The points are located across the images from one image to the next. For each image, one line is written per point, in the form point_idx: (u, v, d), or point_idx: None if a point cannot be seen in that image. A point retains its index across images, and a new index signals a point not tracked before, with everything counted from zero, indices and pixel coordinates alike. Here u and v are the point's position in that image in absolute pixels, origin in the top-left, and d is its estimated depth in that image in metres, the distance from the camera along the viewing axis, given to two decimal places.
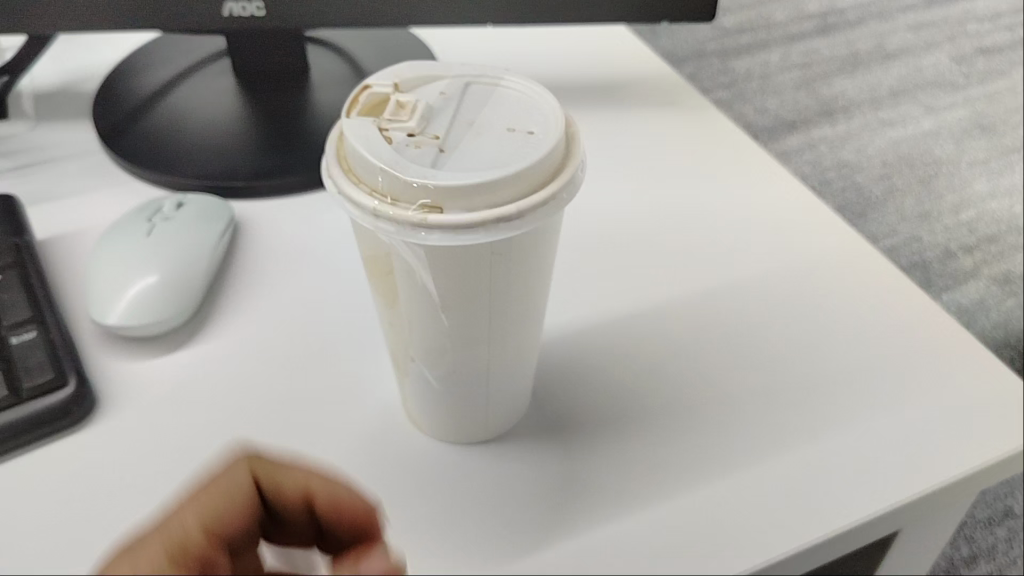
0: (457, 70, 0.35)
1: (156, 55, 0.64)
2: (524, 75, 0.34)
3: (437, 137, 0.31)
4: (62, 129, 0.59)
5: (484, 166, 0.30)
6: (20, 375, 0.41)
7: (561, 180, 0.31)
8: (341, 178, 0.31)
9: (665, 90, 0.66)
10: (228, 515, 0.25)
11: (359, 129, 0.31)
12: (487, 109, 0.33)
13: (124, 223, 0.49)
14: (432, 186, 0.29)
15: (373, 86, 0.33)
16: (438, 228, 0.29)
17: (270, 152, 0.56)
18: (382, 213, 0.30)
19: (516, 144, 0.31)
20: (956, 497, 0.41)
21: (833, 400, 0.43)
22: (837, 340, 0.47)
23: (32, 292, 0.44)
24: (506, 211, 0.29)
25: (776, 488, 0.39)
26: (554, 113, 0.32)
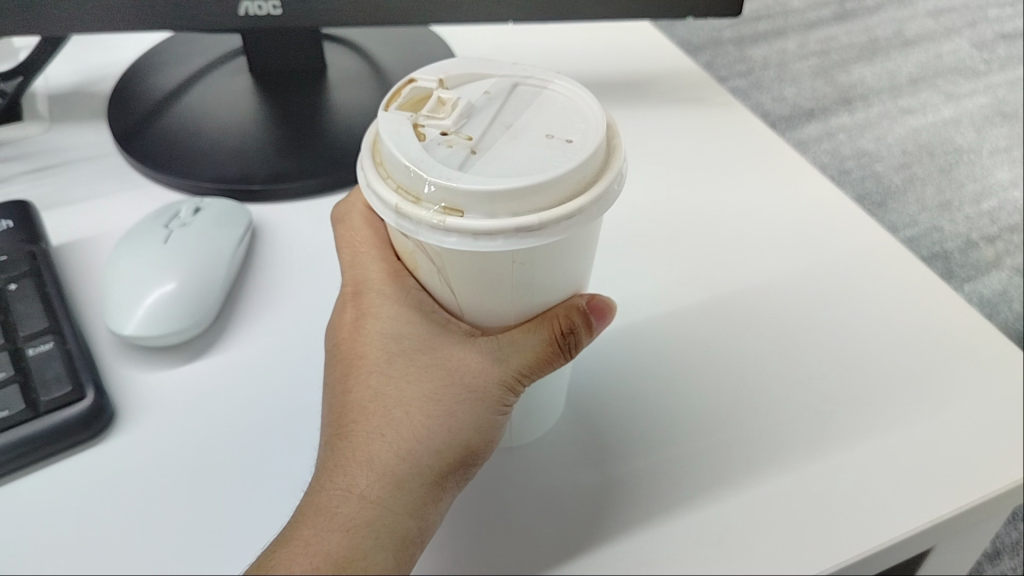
0: (506, 69, 0.34)
1: (171, 55, 0.64)
2: (573, 79, 0.33)
3: (471, 137, 0.30)
4: (77, 131, 0.58)
5: (511, 172, 0.28)
6: (37, 388, 0.40)
7: (594, 192, 0.29)
8: (369, 172, 0.31)
9: (685, 87, 0.65)
10: (361, 233, 0.40)
11: (389, 123, 0.30)
12: (530, 113, 0.31)
13: (141, 230, 0.49)
14: (452, 189, 0.28)
15: (417, 81, 0.33)
16: (457, 231, 0.28)
17: (288, 153, 0.55)
18: (402, 211, 0.29)
19: (551, 151, 0.29)
20: (995, 510, 0.40)
21: (866, 408, 0.42)
22: (868, 345, 0.45)
23: (49, 304, 0.44)
24: (527, 221, 0.28)
25: (811, 502, 0.38)
26: (596, 122, 0.30)
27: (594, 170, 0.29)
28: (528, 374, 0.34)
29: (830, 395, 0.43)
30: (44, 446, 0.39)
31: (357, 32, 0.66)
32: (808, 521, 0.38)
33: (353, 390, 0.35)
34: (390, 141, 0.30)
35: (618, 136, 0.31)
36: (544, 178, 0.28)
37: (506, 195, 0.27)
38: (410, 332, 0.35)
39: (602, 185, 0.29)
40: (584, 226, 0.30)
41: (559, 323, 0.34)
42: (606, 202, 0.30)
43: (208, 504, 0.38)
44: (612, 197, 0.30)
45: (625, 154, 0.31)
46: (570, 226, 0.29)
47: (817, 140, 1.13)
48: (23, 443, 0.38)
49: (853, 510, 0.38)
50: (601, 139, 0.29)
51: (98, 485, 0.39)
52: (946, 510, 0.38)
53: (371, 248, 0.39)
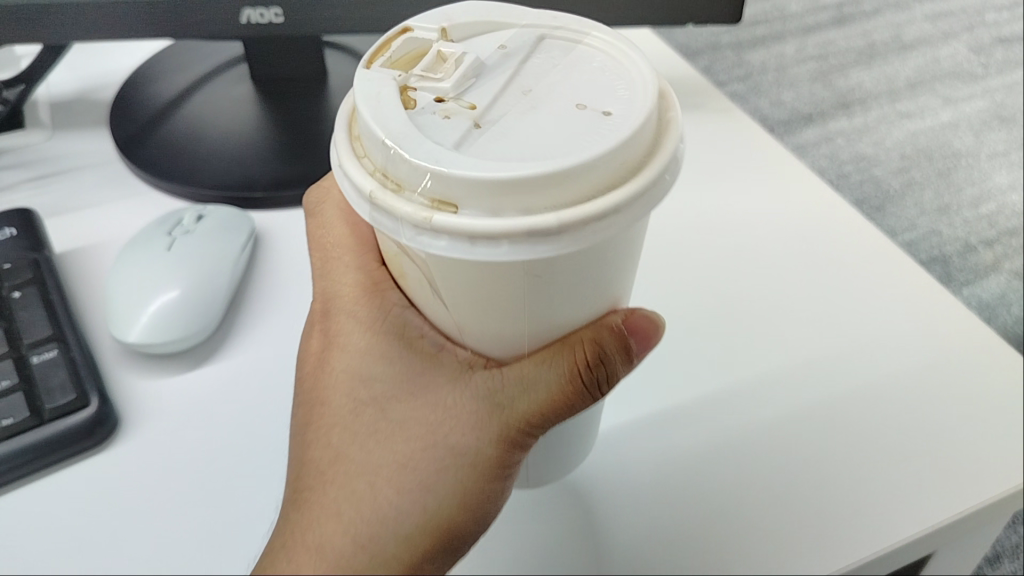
0: (528, 19, 0.32)
1: (172, 62, 0.64)
2: (611, 30, 0.30)
3: (473, 107, 0.28)
4: (79, 138, 0.59)
5: (526, 158, 0.25)
6: (41, 396, 0.40)
7: (632, 186, 0.25)
8: (345, 153, 0.28)
9: (684, 93, 0.65)
10: (345, 241, 0.40)
11: (370, 86, 0.28)
12: (552, 79, 0.29)
13: (144, 237, 0.49)
14: (444, 179, 0.24)
15: (414, 31, 0.30)
16: (445, 231, 0.25)
17: (289, 160, 0.55)
18: (378, 200, 0.26)
19: (583, 128, 0.26)
20: (994, 515, 0.40)
21: (866, 413, 0.42)
22: (868, 350, 0.45)
23: (52, 311, 0.44)
24: (546, 221, 0.25)
25: (813, 508, 0.38)
26: (642, 99, 0.27)
27: (635, 158, 0.26)
28: (526, 420, 0.33)
29: (832, 400, 0.43)
30: (49, 454, 0.39)
31: (358, 39, 0.66)
32: (810, 526, 0.38)
33: (314, 446, 0.35)
34: (370, 109, 0.27)
35: (671, 114, 0.28)
36: (569, 162, 0.24)
37: (519, 189, 0.24)
38: (381, 380, 0.34)
39: (643, 179, 0.26)
40: (619, 230, 0.26)
41: (580, 356, 0.32)
42: (650, 199, 0.27)
43: (212, 512, 0.39)
44: (657, 195, 0.27)
45: (678, 134, 0.28)
46: (594, 229, 0.25)
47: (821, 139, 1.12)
48: (27, 450, 0.38)
49: (855, 516, 0.38)
50: (643, 120, 0.26)
51: (103, 493, 0.39)
52: (946, 516, 0.38)
53: (352, 275, 0.38)
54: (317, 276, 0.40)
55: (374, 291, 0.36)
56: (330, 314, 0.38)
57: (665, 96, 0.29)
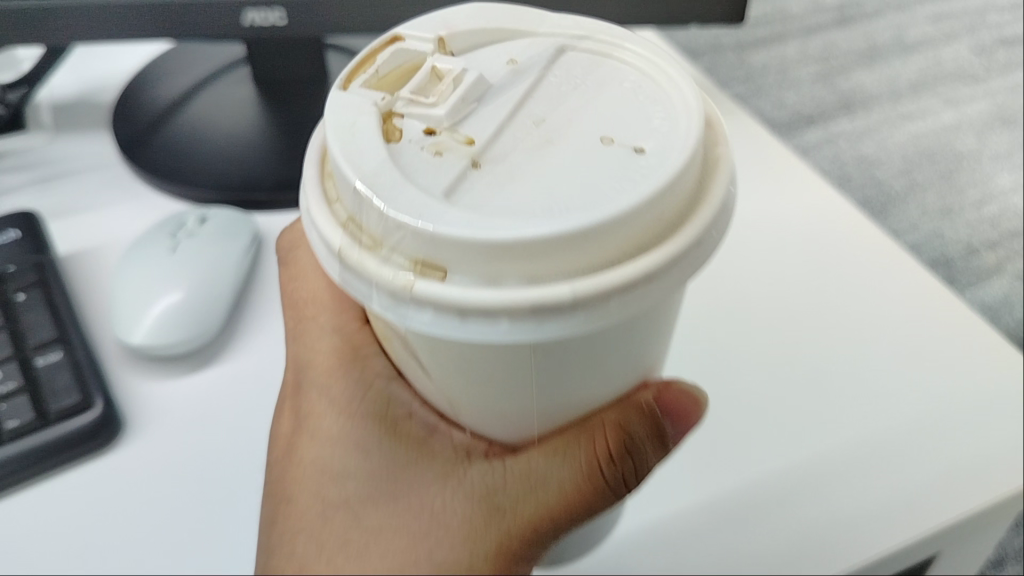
0: (547, 28, 0.30)
1: (175, 64, 0.64)
2: (647, 42, 0.29)
3: (469, 141, 0.26)
4: (79, 139, 0.58)
5: (535, 211, 0.23)
6: (47, 398, 0.40)
7: (660, 253, 0.23)
8: (313, 202, 0.26)
9: None
10: (317, 309, 0.39)
11: (348, 114, 0.26)
12: (565, 104, 0.27)
13: (146, 239, 0.49)
14: (427, 237, 0.22)
15: (405, 44, 0.28)
16: (428, 300, 0.23)
17: (292, 161, 0.55)
18: (349, 258, 0.24)
19: (608, 171, 0.24)
20: (997, 517, 0.40)
21: (870, 412, 0.42)
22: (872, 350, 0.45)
23: (56, 313, 0.44)
24: (558, 291, 0.22)
25: (814, 510, 0.38)
26: (689, 134, 0.25)
27: (669, 216, 0.24)
28: (533, 519, 0.31)
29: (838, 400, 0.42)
30: (54, 455, 0.39)
31: (362, 41, 0.66)
32: (811, 530, 0.38)
33: (281, 554, 0.32)
34: (345, 145, 0.25)
35: (720, 150, 0.27)
36: (589, 223, 0.22)
37: (522, 253, 0.22)
38: (357, 479, 0.32)
39: (676, 245, 0.24)
40: (646, 306, 0.24)
41: (602, 446, 0.30)
42: (688, 267, 0.24)
43: (214, 513, 0.38)
44: (697, 259, 0.25)
45: (728, 174, 0.26)
46: (615, 304, 0.23)
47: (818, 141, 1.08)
48: (33, 452, 0.38)
49: (856, 518, 0.38)
50: (681, 168, 0.24)
51: (106, 494, 0.39)
52: (947, 517, 0.38)
53: (326, 342, 0.37)
54: (292, 346, 0.38)
55: (348, 370, 0.35)
56: (304, 393, 0.36)
57: (716, 123, 0.28)
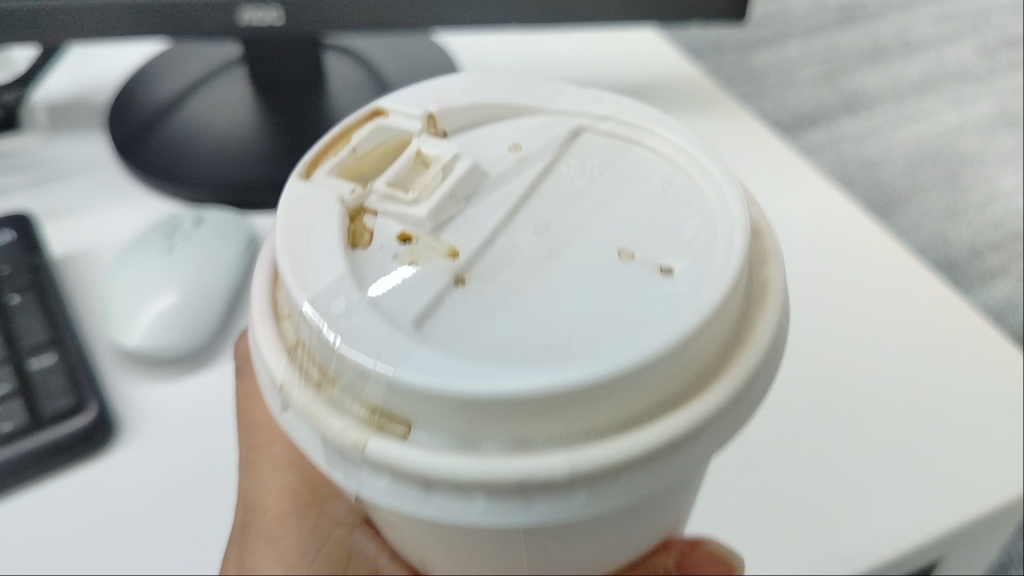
0: (558, 105, 0.29)
1: (170, 64, 0.63)
2: (684, 131, 0.27)
3: (445, 253, 0.24)
4: (74, 141, 0.58)
5: (528, 353, 0.21)
6: (41, 401, 0.39)
7: (680, 416, 0.21)
8: (261, 322, 0.25)
9: (688, 94, 0.64)
10: (269, 438, 0.38)
11: (304, 217, 0.24)
12: (568, 211, 0.25)
13: (141, 240, 0.48)
14: (389, 384, 0.20)
15: (390, 125, 0.27)
16: (383, 462, 0.21)
17: (289, 162, 0.55)
18: (293, 399, 0.22)
19: (625, 300, 0.22)
20: (1005, 519, 0.39)
21: (879, 413, 0.41)
22: (879, 348, 0.44)
23: (50, 316, 0.43)
24: (553, 465, 0.20)
25: (823, 509, 0.38)
26: (717, 264, 0.23)
27: (700, 363, 0.22)
28: None
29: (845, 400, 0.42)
30: (49, 460, 0.38)
31: (362, 40, 0.65)
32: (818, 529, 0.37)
33: None
34: (293, 255, 0.23)
35: (769, 271, 0.25)
36: (597, 374, 0.20)
37: (512, 412, 0.20)
38: None
39: (705, 400, 0.21)
40: (666, 480, 0.22)
41: None
42: (721, 430, 0.22)
43: (210, 516, 0.37)
44: (729, 421, 0.22)
45: (779, 299, 0.24)
46: (624, 480, 0.21)
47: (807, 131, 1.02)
48: (27, 456, 0.38)
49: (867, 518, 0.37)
50: (718, 301, 0.21)
51: (99, 497, 0.38)
52: (958, 517, 0.37)
53: (280, 481, 0.37)
54: (244, 471, 0.38)
55: (302, 515, 0.36)
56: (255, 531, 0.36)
57: (768, 234, 0.26)
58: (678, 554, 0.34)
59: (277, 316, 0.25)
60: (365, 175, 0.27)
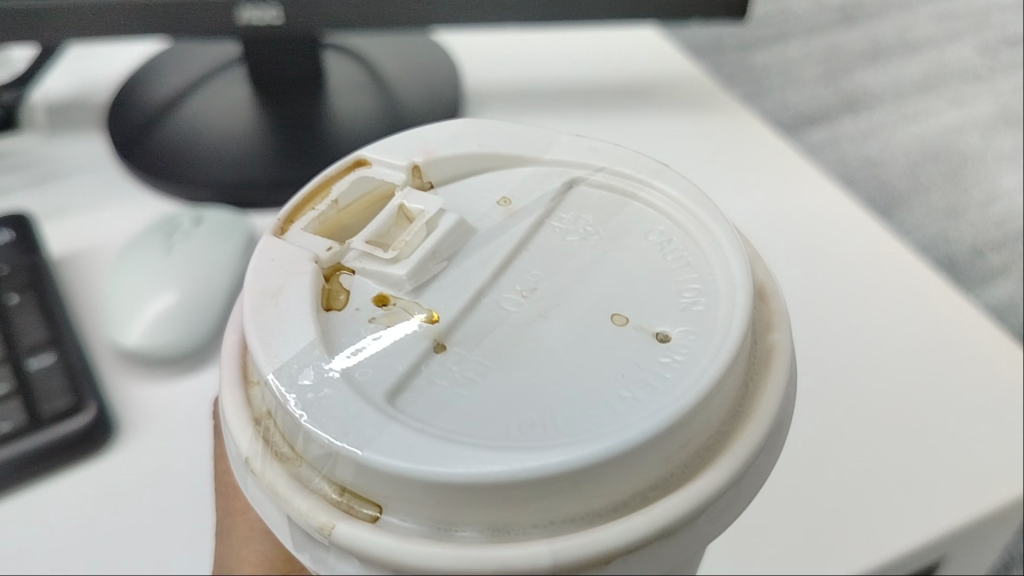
0: (553, 154, 0.25)
1: (169, 63, 0.63)
2: (682, 185, 0.23)
3: (424, 316, 0.21)
4: (74, 140, 0.57)
5: (512, 427, 0.18)
6: (40, 401, 0.39)
7: (676, 501, 0.18)
8: (228, 386, 0.22)
9: (691, 92, 0.63)
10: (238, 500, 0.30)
11: (273, 278, 0.21)
12: (567, 273, 0.21)
13: (139, 242, 0.48)
14: (355, 463, 0.18)
15: (372, 175, 0.24)
16: (353, 549, 0.18)
17: (289, 162, 0.54)
18: (258, 473, 0.20)
19: (614, 372, 0.19)
20: (1002, 523, 0.37)
21: (884, 416, 0.38)
22: (892, 341, 0.41)
23: (49, 316, 0.43)
24: (533, 555, 0.17)
25: (822, 508, 0.36)
26: (730, 317, 0.20)
27: (698, 440, 0.19)
28: None
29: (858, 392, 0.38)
30: (48, 459, 0.37)
31: (363, 39, 0.64)
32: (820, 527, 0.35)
33: None
34: (259, 320, 0.20)
35: (775, 338, 0.21)
36: (581, 458, 0.17)
37: (490, 497, 0.17)
38: None
39: (703, 484, 0.18)
40: (662, 570, 0.19)
41: None
42: (719, 517, 0.19)
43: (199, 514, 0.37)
44: (729, 504, 0.19)
45: (788, 366, 0.21)
46: (615, 571, 0.18)
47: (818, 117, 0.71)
48: (31, 452, 0.36)
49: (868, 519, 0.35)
50: (720, 375, 0.18)
51: (95, 497, 0.37)
52: (958, 517, 0.35)
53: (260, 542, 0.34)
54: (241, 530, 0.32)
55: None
56: None
57: (774, 285, 0.23)
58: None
59: (247, 379, 0.22)
60: (347, 227, 0.23)
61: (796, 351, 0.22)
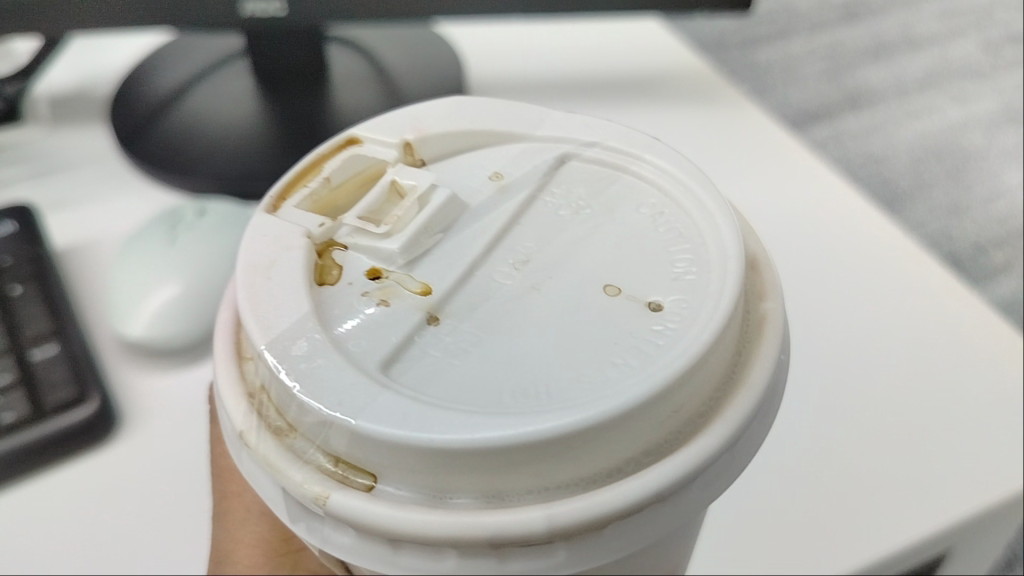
0: (545, 130, 0.25)
1: (173, 56, 0.63)
2: (674, 151, 0.24)
3: (414, 288, 0.21)
4: (76, 132, 0.58)
5: (504, 396, 0.18)
6: (43, 391, 0.39)
7: (669, 465, 0.18)
8: (221, 361, 0.22)
9: (696, 84, 0.63)
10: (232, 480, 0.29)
11: (265, 252, 0.21)
12: (558, 243, 0.22)
13: (145, 232, 0.48)
14: (350, 432, 0.18)
15: (361, 152, 0.24)
16: (348, 518, 0.18)
17: (291, 153, 0.54)
18: (252, 446, 0.20)
19: (606, 340, 0.19)
20: (999, 520, 0.36)
21: (883, 403, 0.38)
22: (887, 332, 0.42)
23: (53, 306, 0.43)
24: (527, 521, 0.18)
25: (817, 502, 0.35)
26: (723, 286, 0.20)
27: (691, 407, 0.19)
28: None
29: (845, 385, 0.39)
30: (50, 450, 0.37)
31: (366, 31, 0.64)
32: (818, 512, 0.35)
33: None
34: (251, 293, 0.20)
35: (767, 306, 0.22)
36: (572, 422, 0.17)
37: (484, 462, 0.17)
38: None
39: (696, 448, 0.18)
40: (657, 536, 0.19)
41: None
42: (713, 483, 0.19)
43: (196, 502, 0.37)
44: (723, 470, 0.20)
45: (780, 334, 0.21)
46: (610, 536, 0.18)
47: (821, 113, 0.66)
48: (29, 447, 0.37)
49: (863, 513, 0.35)
50: (711, 341, 0.19)
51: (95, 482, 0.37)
52: (954, 513, 0.34)
53: (252, 530, 0.34)
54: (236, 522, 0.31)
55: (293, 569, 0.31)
56: None
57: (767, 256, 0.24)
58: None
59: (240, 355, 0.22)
60: (339, 207, 0.24)
61: (788, 319, 0.22)
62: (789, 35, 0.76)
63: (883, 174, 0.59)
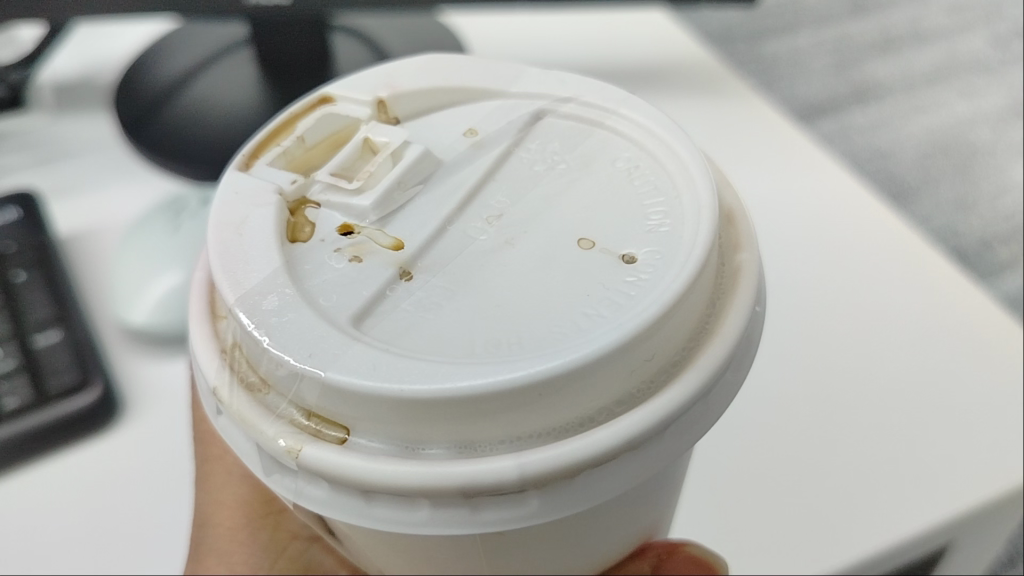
0: (519, 87, 0.25)
1: (173, 44, 0.63)
2: (649, 108, 0.24)
3: (384, 243, 0.21)
4: (81, 120, 0.58)
5: (477, 347, 0.18)
6: (47, 376, 0.38)
7: (641, 412, 0.18)
8: (196, 321, 0.22)
9: (700, 72, 0.62)
10: None
11: (237, 211, 0.21)
12: (528, 197, 0.22)
13: (146, 222, 0.47)
14: (321, 383, 0.18)
15: (335, 107, 0.25)
16: (322, 470, 0.19)
17: None
18: (226, 402, 0.20)
19: (577, 292, 0.19)
20: (1005, 512, 0.35)
21: (878, 387, 0.38)
22: (883, 319, 0.41)
23: (57, 294, 0.42)
24: (500, 469, 0.18)
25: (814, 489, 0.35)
26: (701, 237, 0.20)
27: (664, 355, 0.19)
28: None
29: (839, 370, 0.39)
30: (55, 435, 0.37)
31: (368, 20, 0.64)
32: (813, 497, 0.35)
33: None
34: (224, 251, 0.20)
35: (742, 257, 0.22)
36: (541, 369, 0.17)
37: (455, 411, 0.17)
38: None
39: (667, 397, 0.18)
40: (632, 484, 0.19)
41: None
42: (686, 432, 0.19)
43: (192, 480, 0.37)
44: (696, 420, 0.20)
45: (754, 286, 0.21)
46: (583, 485, 0.19)
47: (828, 106, 0.61)
48: (32, 431, 0.36)
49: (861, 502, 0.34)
50: (682, 290, 0.19)
51: None
52: (956, 503, 0.33)
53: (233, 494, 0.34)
54: None
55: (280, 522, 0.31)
56: None
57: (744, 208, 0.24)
58: (654, 563, 0.28)
59: (214, 314, 0.22)
60: (315, 166, 0.24)
61: (764, 270, 0.22)
62: (798, 28, 0.70)
63: (888, 169, 0.55)
